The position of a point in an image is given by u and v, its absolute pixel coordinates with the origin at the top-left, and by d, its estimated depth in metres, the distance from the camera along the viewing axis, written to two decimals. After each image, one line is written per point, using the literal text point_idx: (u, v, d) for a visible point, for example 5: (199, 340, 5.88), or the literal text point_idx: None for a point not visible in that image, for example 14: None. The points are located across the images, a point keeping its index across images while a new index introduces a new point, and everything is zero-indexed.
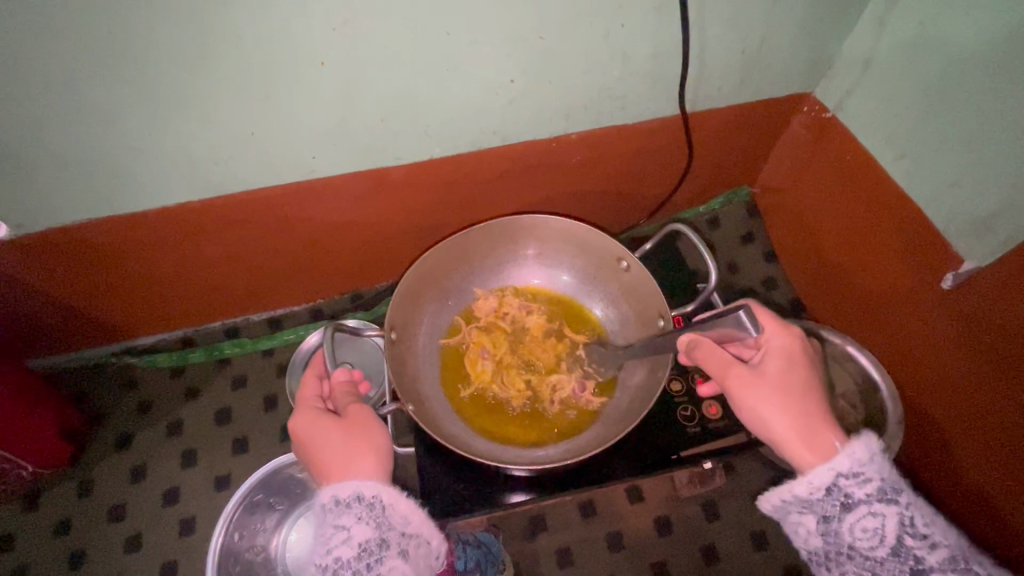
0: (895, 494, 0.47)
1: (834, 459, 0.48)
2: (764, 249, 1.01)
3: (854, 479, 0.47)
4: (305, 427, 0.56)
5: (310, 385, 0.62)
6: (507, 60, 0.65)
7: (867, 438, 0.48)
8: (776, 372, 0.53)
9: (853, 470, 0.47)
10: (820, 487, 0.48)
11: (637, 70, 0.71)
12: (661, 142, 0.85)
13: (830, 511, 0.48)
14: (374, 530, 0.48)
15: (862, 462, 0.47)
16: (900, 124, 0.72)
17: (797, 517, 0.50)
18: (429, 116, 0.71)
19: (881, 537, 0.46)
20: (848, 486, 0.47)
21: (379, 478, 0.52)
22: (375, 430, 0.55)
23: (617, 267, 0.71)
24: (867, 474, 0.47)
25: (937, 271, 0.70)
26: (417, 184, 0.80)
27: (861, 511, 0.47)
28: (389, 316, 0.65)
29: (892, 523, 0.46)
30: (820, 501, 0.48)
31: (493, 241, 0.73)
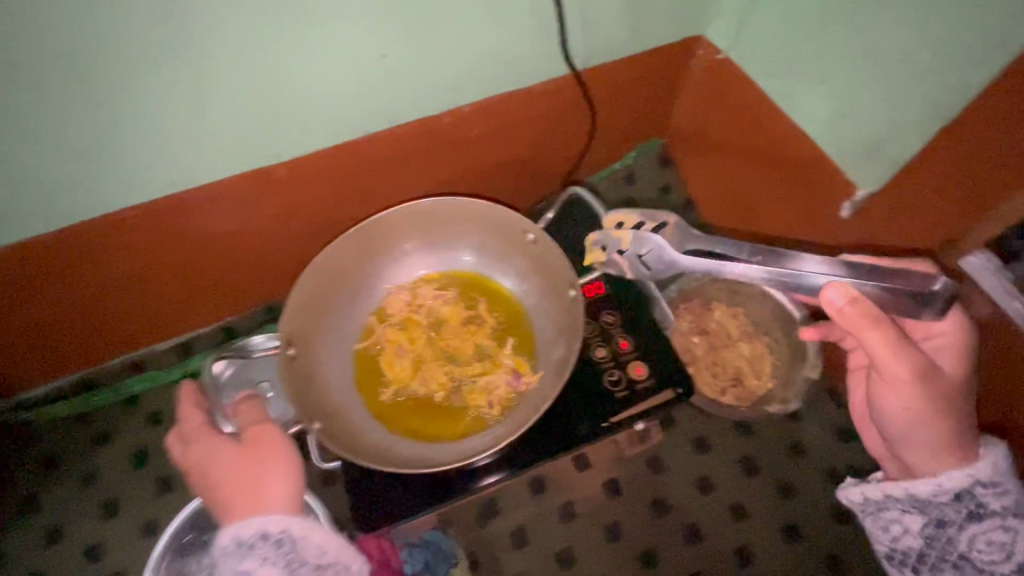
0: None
1: (974, 469, 0.56)
2: (683, 199, 1.00)
3: (989, 488, 0.55)
4: (201, 458, 0.53)
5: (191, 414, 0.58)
6: (371, 32, 0.60)
7: (998, 452, 0.57)
8: (939, 386, 0.56)
9: (989, 480, 0.55)
10: (950, 491, 0.56)
11: (517, 29, 0.67)
12: (560, 104, 0.81)
13: (955, 517, 0.56)
14: (283, 570, 0.47)
15: (994, 477, 0.55)
16: (783, 57, 0.71)
17: (921, 517, 0.57)
18: (298, 104, 0.64)
19: (1006, 551, 0.53)
20: (985, 495, 0.55)
21: (291, 508, 0.50)
22: (283, 448, 0.53)
23: (523, 240, 0.68)
24: (1003, 487, 0.55)
25: (835, 201, 0.71)
26: (305, 181, 0.74)
27: (992, 522, 0.54)
28: (283, 329, 0.61)
29: (1018, 541, 0.53)
30: (944, 505, 0.56)
31: (394, 232, 0.69)
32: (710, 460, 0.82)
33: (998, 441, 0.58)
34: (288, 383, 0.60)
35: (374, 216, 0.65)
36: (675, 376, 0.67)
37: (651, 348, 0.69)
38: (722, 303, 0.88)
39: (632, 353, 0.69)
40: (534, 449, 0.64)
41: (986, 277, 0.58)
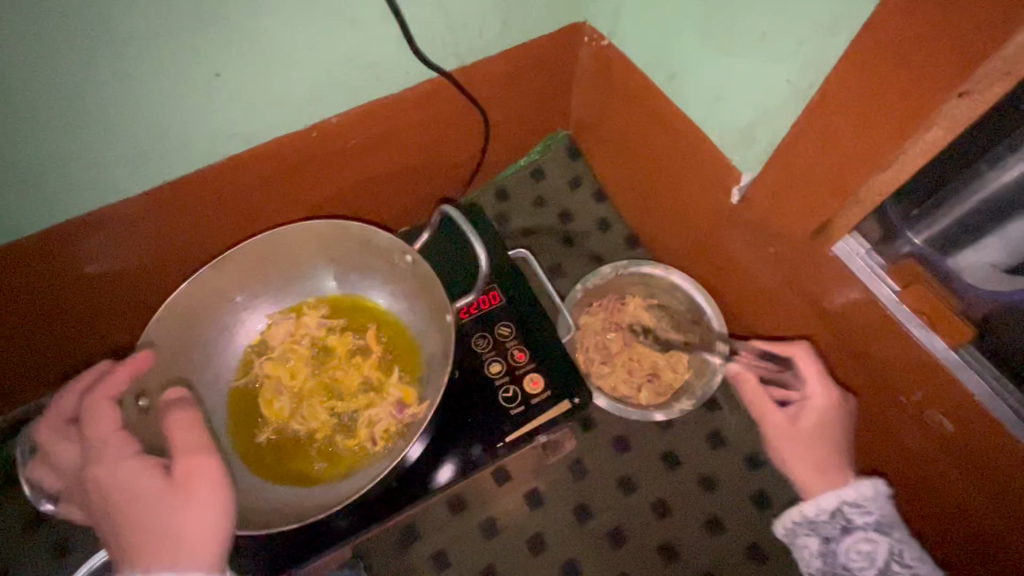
0: (890, 529, 0.57)
1: (841, 491, 0.59)
2: (594, 190, 0.97)
3: (856, 507, 0.58)
4: (114, 482, 0.46)
5: (63, 449, 0.56)
6: (193, 53, 0.53)
7: (874, 481, 0.58)
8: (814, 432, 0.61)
9: (857, 500, 0.58)
10: (824, 509, 0.58)
11: (370, 33, 0.61)
12: (443, 105, 0.77)
13: (831, 532, 0.58)
14: None
15: (867, 497, 0.58)
16: (663, 41, 0.67)
17: (808, 537, 0.59)
18: (132, 136, 0.58)
19: (871, 559, 0.55)
20: (852, 512, 0.58)
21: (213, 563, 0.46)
22: (203, 480, 0.48)
23: (400, 261, 0.65)
24: (869, 506, 0.57)
25: (725, 187, 0.68)
26: (164, 214, 0.67)
27: (859, 535, 0.57)
28: (133, 383, 0.55)
29: (882, 550, 0.55)
30: (824, 522, 0.58)
31: (262, 263, 0.65)
32: (633, 459, 0.80)
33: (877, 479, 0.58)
34: (144, 443, 0.54)
35: (234, 249, 0.60)
36: (571, 387, 0.66)
37: (548, 358, 0.68)
38: (635, 295, 0.85)
39: (528, 365, 0.67)
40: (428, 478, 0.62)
41: (856, 262, 0.55)
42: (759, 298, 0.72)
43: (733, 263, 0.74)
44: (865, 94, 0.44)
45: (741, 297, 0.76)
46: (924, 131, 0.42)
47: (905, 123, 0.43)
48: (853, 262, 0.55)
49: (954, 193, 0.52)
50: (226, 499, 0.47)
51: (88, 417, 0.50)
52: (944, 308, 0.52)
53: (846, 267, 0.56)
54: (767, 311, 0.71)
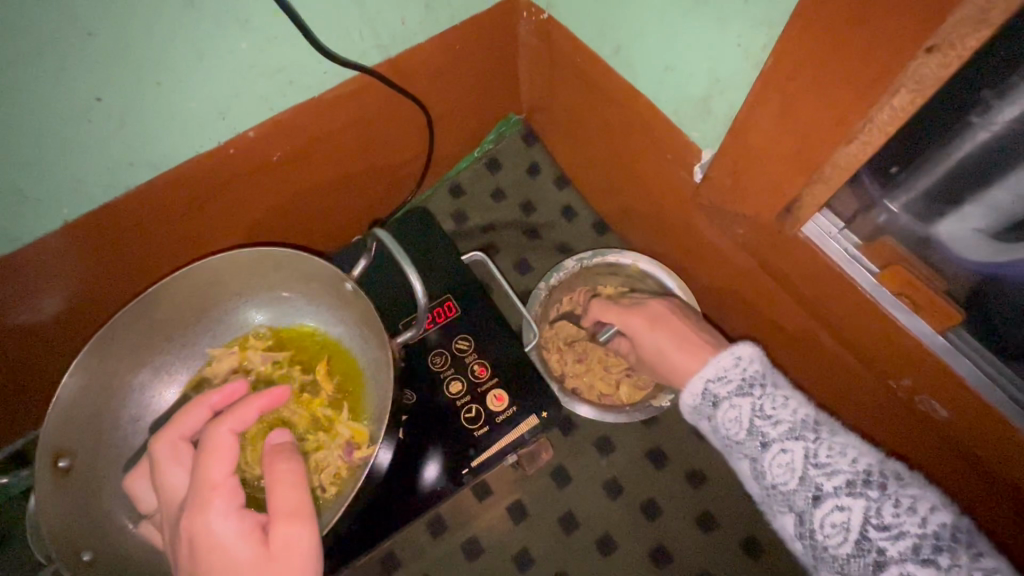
0: (753, 388, 0.52)
1: (702, 371, 0.56)
2: (554, 176, 0.91)
3: (719, 381, 0.54)
4: (209, 542, 0.40)
5: (173, 474, 0.46)
6: (62, 78, 0.47)
7: (739, 347, 0.55)
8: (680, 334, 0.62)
9: (718, 374, 0.54)
10: (694, 393, 0.55)
11: (272, 33, 0.54)
12: (374, 103, 0.70)
13: (707, 410, 0.55)
14: None
15: (726, 367, 0.54)
16: (603, 9, 0.61)
17: (699, 420, 0.56)
18: (15, 177, 0.52)
19: (740, 423, 0.52)
20: (717, 386, 0.54)
21: None
22: (302, 550, 0.42)
23: (341, 289, 0.59)
24: (730, 375, 0.54)
25: (686, 164, 0.63)
26: (74, 257, 0.61)
27: (725, 405, 0.53)
28: (44, 445, 0.50)
29: (746, 410, 0.51)
30: (700, 405, 0.55)
31: (189, 297, 0.58)
32: (617, 459, 0.76)
33: (747, 343, 0.55)
34: (56, 516, 0.50)
35: (153, 287, 0.53)
36: (538, 400, 0.62)
37: (512, 371, 0.64)
38: (607, 286, 0.80)
39: (491, 381, 0.63)
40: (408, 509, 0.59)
41: (828, 243, 0.51)
42: (733, 281, 0.67)
43: (702, 246, 0.68)
44: (821, 54, 0.38)
45: (714, 280, 0.71)
46: (891, 95, 0.37)
47: (870, 85, 0.37)
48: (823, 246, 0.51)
49: (926, 162, 0.47)
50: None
51: (206, 451, 0.43)
52: (925, 287, 0.48)
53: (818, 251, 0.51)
54: (742, 293, 0.67)
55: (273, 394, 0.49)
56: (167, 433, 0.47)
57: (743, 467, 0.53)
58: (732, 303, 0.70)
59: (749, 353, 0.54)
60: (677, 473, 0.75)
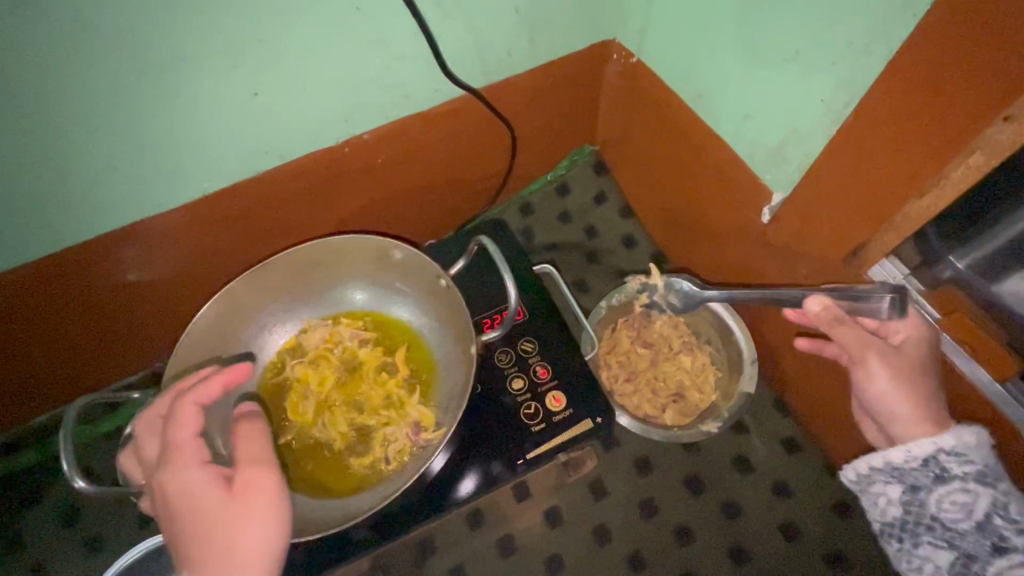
0: (995, 480, 0.50)
1: (936, 438, 0.52)
2: (619, 206, 0.97)
3: (954, 457, 0.51)
4: (179, 490, 0.45)
5: (150, 446, 0.52)
6: (233, 73, 0.56)
7: (979, 430, 0.51)
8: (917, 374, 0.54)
9: (957, 450, 0.51)
10: (918, 457, 0.53)
11: (401, 53, 0.63)
12: (472, 123, 0.78)
13: (922, 481, 0.53)
14: None
15: (969, 446, 0.51)
16: (693, 59, 0.68)
17: (894, 484, 0.55)
18: (172, 151, 0.60)
19: (967, 511, 0.50)
20: (948, 462, 0.51)
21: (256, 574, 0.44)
22: (263, 483, 0.47)
23: (437, 285, 0.65)
24: (971, 456, 0.51)
25: (755, 206, 0.67)
26: (201, 225, 0.70)
27: (954, 485, 0.51)
28: (171, 366, 0.59)
29: (982, 502, 0.50)
30: (914, 471, 0.53)
31: (303, 270, 0.66)
32: (654, 480, 0.79)
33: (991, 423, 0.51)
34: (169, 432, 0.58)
35: (280, 255, 0.62)
36: (594, 406, 0.66)
37: (571, 376, 0.68)
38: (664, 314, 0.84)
39: (550, 382, 0.67)
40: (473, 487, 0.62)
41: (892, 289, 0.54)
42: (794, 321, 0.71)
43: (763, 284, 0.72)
44: (903, 113, 0.43)
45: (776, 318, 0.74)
46: (966, 155, 0.41)
47: (948, 143, 0.41)
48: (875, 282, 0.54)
49: (995, 222, 0.51)
50: (284, 513, 0.46)
51: (174, 419, 0.48)
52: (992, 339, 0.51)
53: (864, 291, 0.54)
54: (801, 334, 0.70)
55: (240, 368, 0.52)
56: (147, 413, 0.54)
57: (936, 551, 0.52)
58: None
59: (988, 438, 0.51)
60: (713, 503, 0.77)
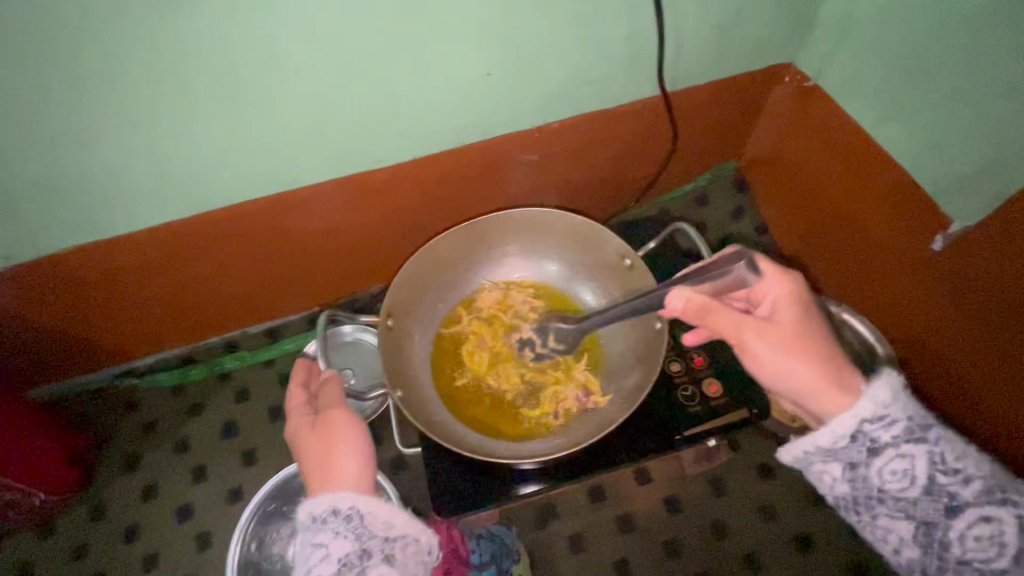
0: (923, 433, 0.51)
1: (855, 409, 0.52)
2: (755, 223, 1.00)
3: (878, 422, 0.52)
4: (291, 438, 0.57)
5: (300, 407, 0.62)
6: (479, 53, 0.64)
7: (886, 380, 0.52)
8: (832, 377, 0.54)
9: (878, 414, 0.52)
10: (844, 435, 0.53)
11: (613, 53, 0.70)
12: (646, 125, 0.84)
13: (858, 457, 0.52)
14: (353, 543, 0.49)
15: (886, 404, 0.52)
16: (881, 87, 0.73)
17: (827, 464, 0.54)
18: (407, 115, 0.70)
19: (911, 477, 0.50)
20: (874, 430, 0.52)
21: (357, 485, 0.52)
22: (349, 426, 0.55)
23: (619, 264, 0.72)
24: (891, 415, 0.51)
25: (926, 233, 0.72)
26: (403, 184, 0.79)
27: (890, 453, 0.51)
28: (388, 301, 0.67)
29: (925, 462, 0.50)
30: (845, 448, 0.53)
31: (499, 236, 0.74)
32: (774, 485, 0.81)
33: (893, 374, 0.53)
34: (382, 353, 0.66)
35: (490, 217, 0.72)
36: (750, 397, 0.69)
37: (725, 366, 0.72)
38: None
39: (707, 370, 0.72)
40: (639, 449, 0.67)
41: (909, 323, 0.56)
42: (942, 347, 0.74)
43: (918, 308, 0.76)
44: None
45: (922, 344, 0.76)
46: None
47: None
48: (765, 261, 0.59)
49: None
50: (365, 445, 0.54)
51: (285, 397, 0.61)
52: None
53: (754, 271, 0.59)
54: (947, 358, 0.73)
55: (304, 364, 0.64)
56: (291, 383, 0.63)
57: (899, 521, 0.51)
58: (936, 364, 0.75)
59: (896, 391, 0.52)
60: (831, 517, 0.79)
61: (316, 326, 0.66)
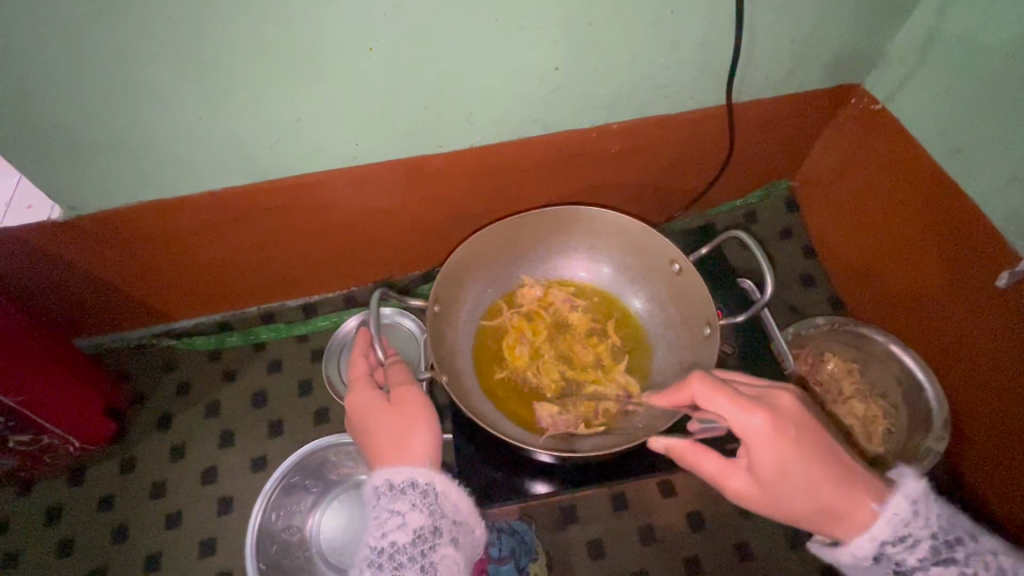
0: (950, 551, 0.48)
1: (874, 532, 0.49)
2: (804, 245, 0.98)
3: (901, 544, 0.48)
4: (357, 408, 0.58)
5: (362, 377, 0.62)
6: (551, 47, 0.64)
7: (905, 498, 0.48)
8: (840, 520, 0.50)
9: (899, 536, 0.48)
10: (865, 557, 0.49)
11: (683, 58, 0.70)
12: (705, 134, 0.83)
13: (885, 573, 0.50)
14: (428, 518, 0.49)
15: (908, 524, 0.48)
16: (957, 116, 0.71)
17: (856, 569, 0.52)
18: (472, 103, 0.70)
19: None
20: (898, 552, 0.48)
21: (430, 462, 0.53)
22: (422, 405, 0.56)
23: (668, 269, 0.71)
24: (915, 537, 0.48)
25: (993, 268, 0.70)
26: (457, 171, 0.79)
27: None
28: (435, 289, 0.67)
29: None
30: (870, 565, 0.50)
31: (549, 231, 0.74)
32: None
33: (916, 483, 0.49)
34: (429, 340, 0.66)
35: (541, 211, 0.71)
36: None
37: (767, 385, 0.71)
38: (837, 355, 0.84)
39: None
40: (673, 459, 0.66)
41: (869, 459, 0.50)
42: (998, 387, 0.71)
43: (973, 345, 0.74)
44: None
45: (975, 383, 0.74)
46: None
47: None
48: (718, 394, 0.51)
49: None
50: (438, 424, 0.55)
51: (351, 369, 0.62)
52: None
53: (707, 403, 0.52)
54: (1004, 398, 0.71)
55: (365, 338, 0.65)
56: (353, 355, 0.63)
57: None
58: (989, 405, 0.72)
59: (914, 506, 0.49)
60: None
61: (368, 304, 0.65)
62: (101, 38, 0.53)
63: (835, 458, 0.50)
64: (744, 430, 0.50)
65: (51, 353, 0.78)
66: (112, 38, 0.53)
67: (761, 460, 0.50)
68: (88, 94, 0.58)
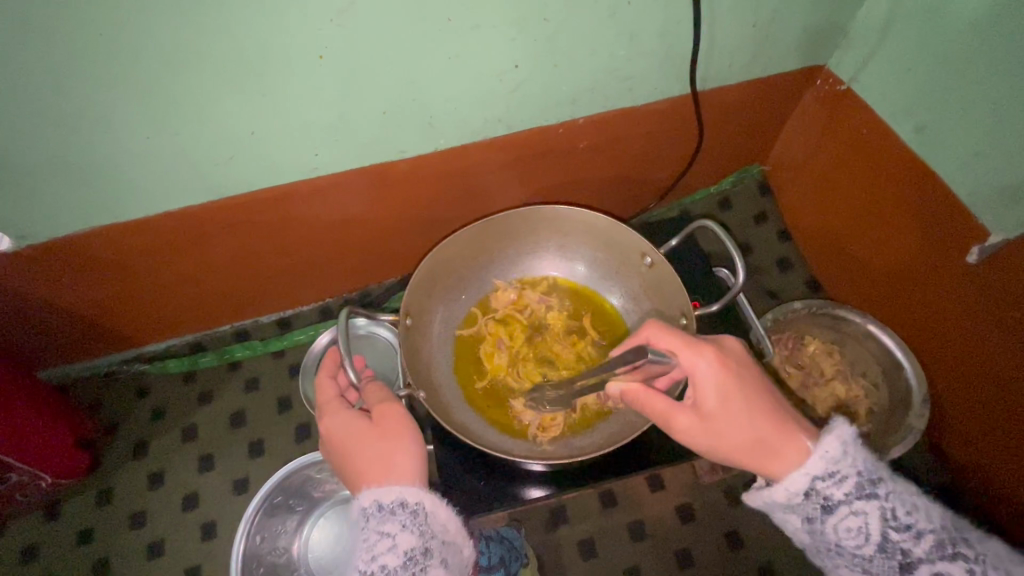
0: (874, 488, 0.46)
1: (807, 464, 0.47)
2: (777, 229, 0.98)
3: (831, 479, 0.47)
4: (333, 432, 0.56)
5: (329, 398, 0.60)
6: (508, 45, 0.63)
7: (836, 433, 0.48)
8: (774, 457, 0.49)
9: (828, 470, 0.47)
10: (797, 492, 0.48)
11: (644, 49, 0.69)
12: (673, 124, 0.82)
13: (812, 512, 0.47)
14: (418, 538, 0.48)
15: (836, 459, 0.47)
16: (919, 93, 0.70)
17: (789, 515, 0.49)
18: (433, 106, 0.68)
19: (865, 535, 0.45)
20: (826, 488, 0.47)
21: (417, 481, 0.51)
22: (405, 424, 0.55)
23: (640, 262, 0.70)
24: (841, 471, 0.47)
25: (961, 245, 0.70)
26: (424, 175, 0.77)
27: (842, 512, 0.46)
28: (405, 303, 0.66)
29: (873, 518, 0.45)
30: (800, 504, 0.48)
31: (518, 232, 0.73)
32: None
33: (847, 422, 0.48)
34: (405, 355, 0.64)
35: (507, 214, 0.70)
36: None
37: None
38: (817, 338, 0.84)
39: None
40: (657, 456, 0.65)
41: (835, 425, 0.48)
42: (971, 362, 0.72)
43: (948, 321, 0.74)
44: None
45: (950, 358, 0.75)
46: None
47: None
48: (672, 332, 0.53)
49: None
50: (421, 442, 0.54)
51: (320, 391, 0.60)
52: None
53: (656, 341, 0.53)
54: (978, 372, 0.71)
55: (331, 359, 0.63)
56: (321, 377, 0.61)
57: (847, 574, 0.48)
58: (965, 377, 0.73)
59: (846, 441, 0.47)
60: None
61: (336, 324, 0.63)
62: (30, 65, 0.51)
63: (777, 402, 0.51)
64: (692, 364, 0.52)
65: (11, 388, 0.75)
66: (42, 63, 0.51)
67: (706, 389, 0.51)
68: (24, 122, 0.56)
